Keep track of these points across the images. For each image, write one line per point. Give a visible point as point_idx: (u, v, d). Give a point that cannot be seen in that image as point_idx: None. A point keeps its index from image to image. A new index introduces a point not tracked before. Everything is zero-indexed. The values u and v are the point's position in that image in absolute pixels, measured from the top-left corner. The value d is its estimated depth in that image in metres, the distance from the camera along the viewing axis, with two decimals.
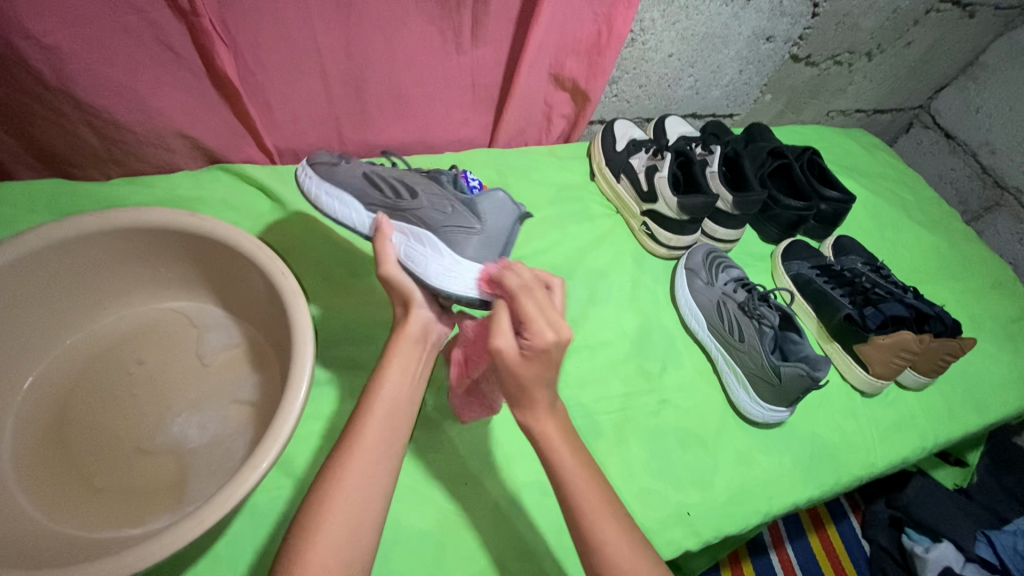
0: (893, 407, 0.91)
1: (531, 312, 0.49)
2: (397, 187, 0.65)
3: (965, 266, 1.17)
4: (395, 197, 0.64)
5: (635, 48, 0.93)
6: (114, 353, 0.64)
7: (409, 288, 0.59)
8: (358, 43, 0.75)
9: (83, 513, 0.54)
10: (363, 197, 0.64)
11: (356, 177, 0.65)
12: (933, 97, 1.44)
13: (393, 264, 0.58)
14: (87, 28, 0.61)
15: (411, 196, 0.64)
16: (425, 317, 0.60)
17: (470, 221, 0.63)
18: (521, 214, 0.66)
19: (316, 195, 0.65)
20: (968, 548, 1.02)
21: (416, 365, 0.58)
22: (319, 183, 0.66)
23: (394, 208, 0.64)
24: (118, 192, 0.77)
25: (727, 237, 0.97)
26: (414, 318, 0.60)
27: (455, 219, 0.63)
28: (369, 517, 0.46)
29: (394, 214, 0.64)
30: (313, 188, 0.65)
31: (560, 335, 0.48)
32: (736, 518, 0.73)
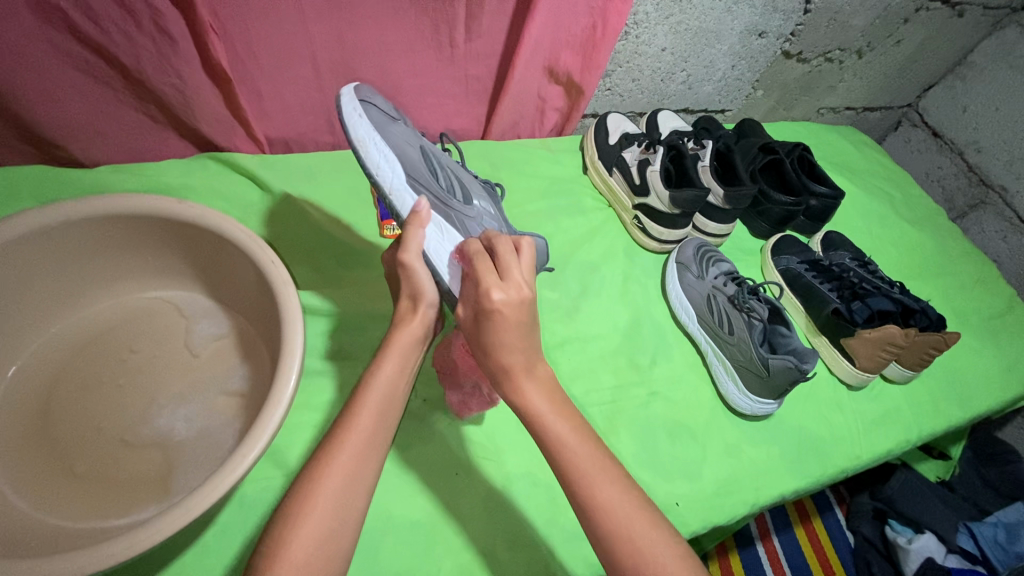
0: (878, 400, 0.92)
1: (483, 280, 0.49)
2: (451, 184, 0.67)
3: (951, 262, 1.19)
4: (446, 192, 0.66)
5: (629, 41, 0.93)
6: (100, 342, 0.63)
7: (427, 283, 0.58)
8: (350, 31, 0.74)
9: (71, 502, 0.53)
10: (414, 171, 0.64)
11: (411, 151, 0.65)
12: (922, 96, 1.46)
13: (416, 256, 0.57)
14: (83, 5, 0.60)
15: (461, 200, 0.67)
16: (432, 318, 0.59)
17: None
18: (546, 263, 0.79)
19: (362, 138, 0.62)
20: (950, 540, 1.05)
21: (413, 362, 0.56)
22: (370, 130, 0.63)
23: (442, 203, 0.65)
24: (104, 179, 0.75)
25: (718, 231, 0.98)
26: (420, 317, 0.58)
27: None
28: (351, 508, 0.46)
29: (440, 207, 0.65)
30: (360, 132, 0.62)
31: (509, 297, 0.48)
32: (724, 508, 0.74)
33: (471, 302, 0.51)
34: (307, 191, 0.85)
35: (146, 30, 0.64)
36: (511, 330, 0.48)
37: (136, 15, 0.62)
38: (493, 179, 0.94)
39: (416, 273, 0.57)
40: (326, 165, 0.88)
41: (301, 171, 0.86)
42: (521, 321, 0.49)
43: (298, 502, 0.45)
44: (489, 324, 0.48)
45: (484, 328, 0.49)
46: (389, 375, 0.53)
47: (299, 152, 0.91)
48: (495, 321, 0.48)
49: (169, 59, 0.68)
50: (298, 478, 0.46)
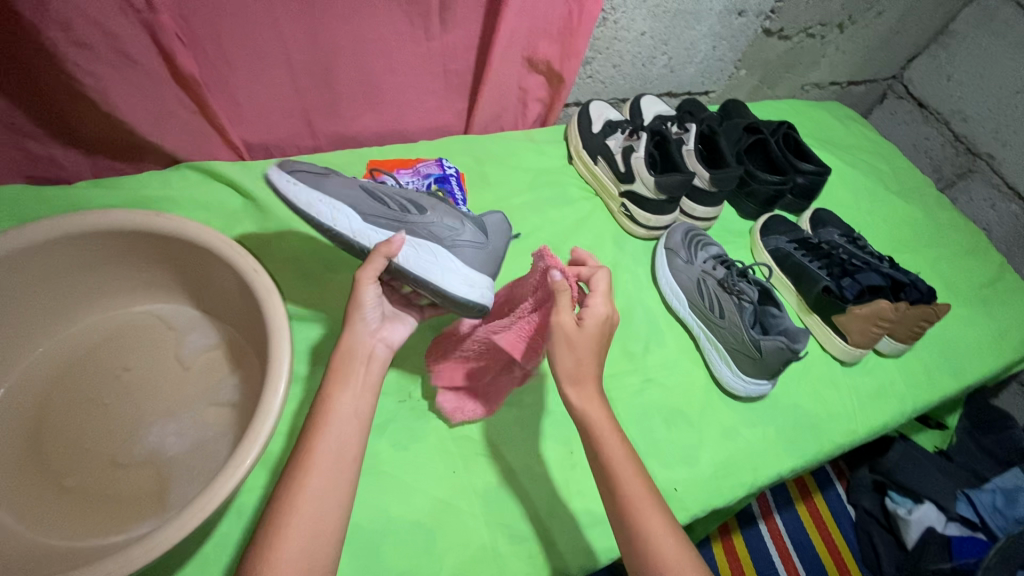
0: (872, 374, 0.92)
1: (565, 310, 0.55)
2: (400, 200, 0.63)
3: (940, 232, 1.19)
4: (401, 212, 0.62)
5: (607, 28, 0.92)
6: (86, 361, 0.63)
7: (367, 301, 0.57)
8: (324, 32, 0.74)
9: (70, 523, 0.53)
10: (366, 206, 0.60)
11: (353, 185, 0.61)
12: (906, 67, 1.45)
13: (373, 277, 0.56)
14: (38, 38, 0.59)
15: (417, 212, 0.63)
16: (366, 330, 0.58)
17: (477, 235, 0.66)
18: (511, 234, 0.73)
19: (304, 198, 0.56)
20: (950, 509, 1.06)
21: (358, 378, 0.55)
22: (307, 190, 0.57)
23: (402, 222, 0.61)
24: (82, 195, 0.75)
25: (705, 215, 0.97)
26: (353, 331, 0.57)
27: (465, 233, 0.65)
28: (340, 509, 0.48)
29: (402, 227, 0.61)
30: (299, 196, 0.56)
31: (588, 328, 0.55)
32: (722, 491, 0.74)
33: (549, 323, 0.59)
34: None
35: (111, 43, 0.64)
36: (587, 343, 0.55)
37: (94, 44, 0.62)
38: (478, 174, 0.94)
39: (366, 296, 0.57)
40: None
41: None
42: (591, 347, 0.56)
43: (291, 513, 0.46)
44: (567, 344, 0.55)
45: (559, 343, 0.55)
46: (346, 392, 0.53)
47: (280, 156, 0.90)
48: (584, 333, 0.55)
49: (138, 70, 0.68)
50: (288, 485, 0.47)
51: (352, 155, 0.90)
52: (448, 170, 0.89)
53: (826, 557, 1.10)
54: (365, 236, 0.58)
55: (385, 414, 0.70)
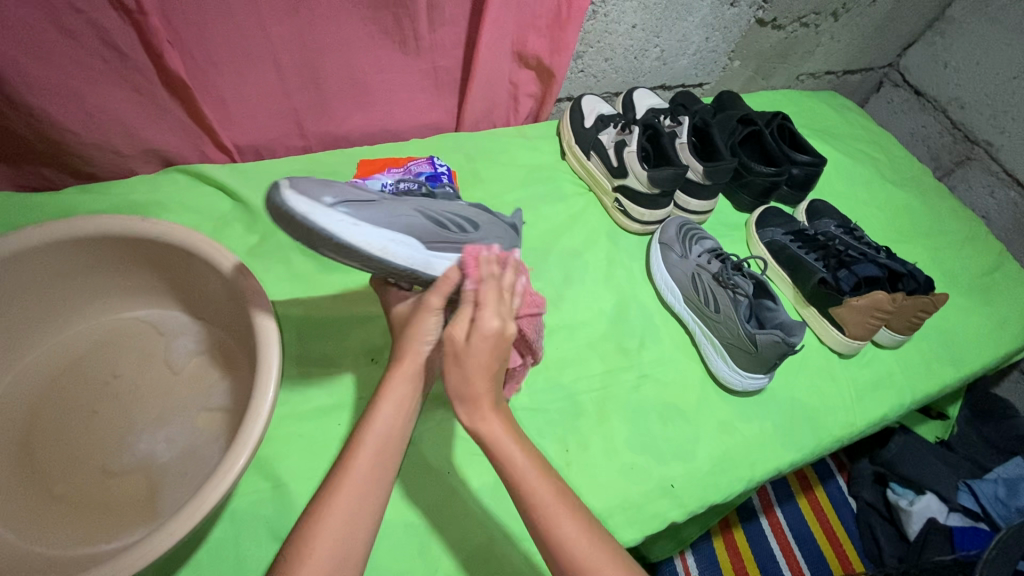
0: (870, 366, 0.92)
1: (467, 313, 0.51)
2: (449, 217, 0.58)
3: (938, 221, 1.18)
4: (459, 230, 0.59)
5: (598, 21, 0.91)
6: (75, 368, 0.62)
7: (430, 327, 0.56)
8: (309, 31, 0.73)
9: (60, 531, 0.53)
10: (425, 233, 0.55)
11: (402, 210, 0.54)
12: (902, 55, 1.44)
13: (440, 303, 0.55)
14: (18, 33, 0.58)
15: (471, 226, 0.61)
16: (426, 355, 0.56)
17: (513, 235, 0.68)
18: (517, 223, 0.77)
19: (371, 241, 0.49)
20: (950, 498, 1.05)
21: (409, 401, 0.54)
22: (375, 232, 0.50)
23: (462, 243, 0.59)
24: (70, 201, 0.74)
25: (700, 208, 0.96)
26: (414, 355, 0.56)
27: (508, 239, 0.66)
28: (370, 514, 0.48)
29: (463, 248, 0.59)
30: (372, 242, 0.49)
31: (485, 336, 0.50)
32: (719, 487, 0.74)
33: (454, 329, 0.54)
34: None
35: (93, 47, 0.63)
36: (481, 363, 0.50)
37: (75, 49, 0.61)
38: (470, 171, 0.93)
39: (431, 324, 0.56)
40: (297, 169, 0.86)
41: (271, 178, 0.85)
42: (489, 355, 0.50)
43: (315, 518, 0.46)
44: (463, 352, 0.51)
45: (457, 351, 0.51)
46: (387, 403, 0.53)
47: (269, 158, 0.89)
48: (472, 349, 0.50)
49: (122, 74, 0.67)
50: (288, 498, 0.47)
51: (342, 155, 0.90)
52: (439, 168, 0.88)
53: (828, 551, 1.09)
54: (437, 268, 0.55)
55: None
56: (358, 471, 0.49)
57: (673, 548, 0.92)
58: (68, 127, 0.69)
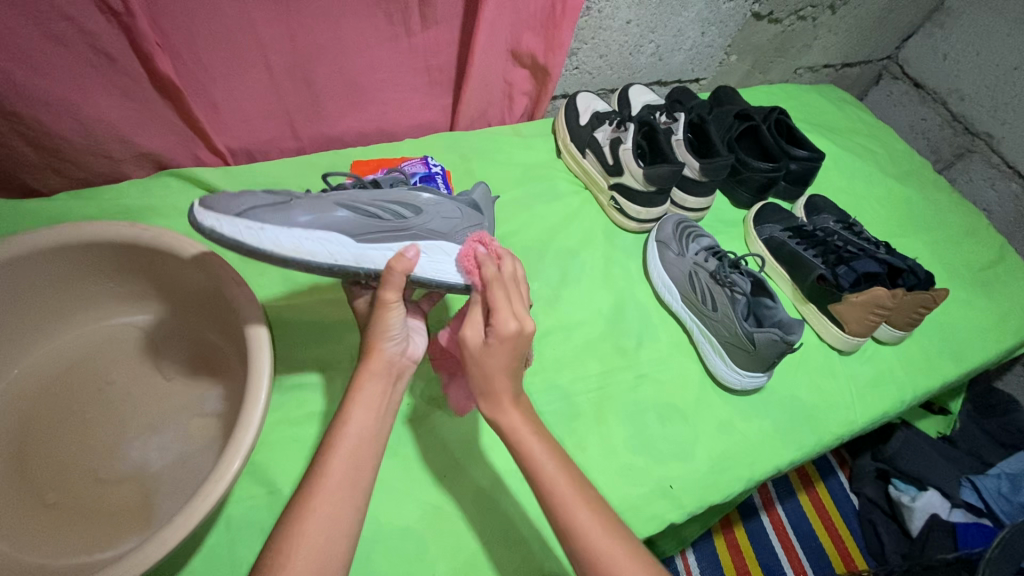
0: (870, 362, 0.91)
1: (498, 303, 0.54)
2: (382, 206, 0.56)
3: (938, 215, 1.17)
4: (396, 218, 0.57)
5: (592, 17, 0.90)
6: (66, 376, 0.62)
7: (392, 323, 0.57)
8: (300, 33, 0.72)
9: (52, 541, 0.52)
10: (354, 226, 0.54)
11: (326, 204, 0.53)
12: (901, 47, 1.43)
13: (397, 297, 0.56)
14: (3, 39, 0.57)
15: (413, 212, 0.59)
16: (391, 353, 0.57)
17: (475, 215, 0.65)
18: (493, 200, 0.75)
19: (291, 246, 0.49)
20: (954, 495, 1.05)
21: (382, 405, 0.55)
22: (291, 230, 0.49)
23: (401, 230, 0.57)
24: (62, 207, 0.73)
25: (697, 205, 0.95)
26: (378, 354, 0.56)
27: (465, 220, 0.63)
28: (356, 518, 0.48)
29: (402, 236, 0.58)
30: (287, 241, 0.49)
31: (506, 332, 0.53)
32: (719, 487, 0.73)
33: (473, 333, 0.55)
34: None
35: (82, 51, 0.63)
36: (500, 356, 0.53)
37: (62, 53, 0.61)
38: (464, 171, 0.92)
39: (389, 321, 0.57)
40: (290, 172, 0.86)
41: (264, 180, 0.84)
42: (512, 350, 0.54)
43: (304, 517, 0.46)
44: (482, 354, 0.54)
45: (479, 357, 0.54)
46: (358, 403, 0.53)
47: (262, 160, 0.89)
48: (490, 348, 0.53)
49: (112, 78, 0.67)
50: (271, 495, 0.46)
51: (336, 156, 0.89)
52: (433, 168, 0.87)
53: (829, 547, 1.09)
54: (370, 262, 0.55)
55: None
56: (337, 471, 0.49)
57: (673, 547, 0.91)
58: (58, 133, 0.68)
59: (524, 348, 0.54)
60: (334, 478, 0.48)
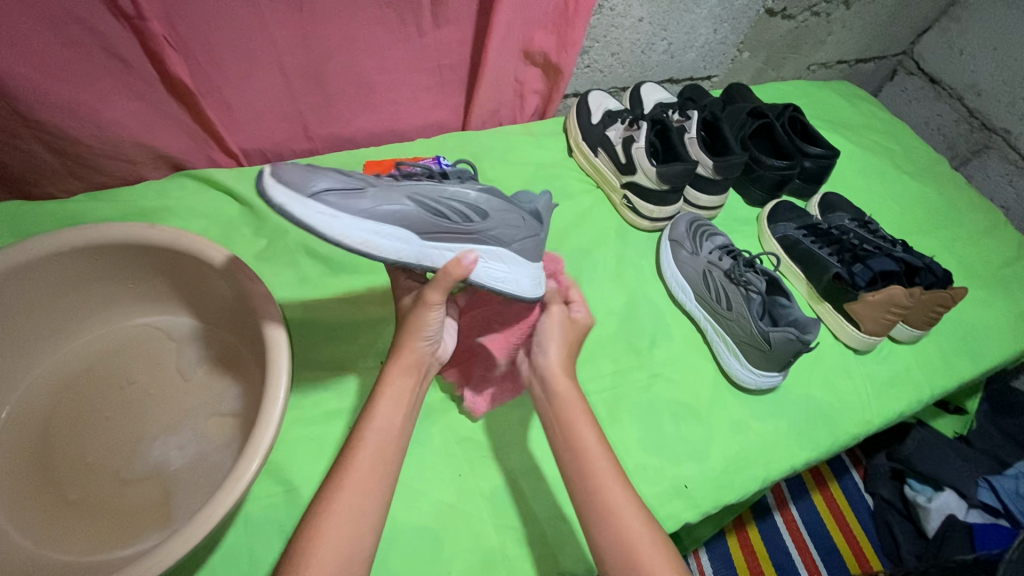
0: (886, 362, 0.90)
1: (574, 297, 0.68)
2: (455, 205, 0.54)
3: (955, 212, 1.15)
4: (462, 221, 0.55)
5: (604, 15, 0.90)
6: (87, 376, 0.63)
7: (431, 324, 0.57)
8: (313, 34, 0.72)
9: (75, 539, 0.53)
10: (420, 224, 0.52)
11: (396, 197, 0.51)
12: (916, 42, 1.41)
13: (441, 299, 0.56)
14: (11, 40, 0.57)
15: (479, 217, 0.56)
16: (424, 351, 0.58)
17: (536, 226, 0.61)
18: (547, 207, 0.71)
19: (357, 238, 0.48)
20: (970, 495, 1.04)
21: (409, 397, 0.56)
22: (357, 221, 0.48)
23: (464, 233, 0.55)
24: (80, 209, 0.74)
25: (710, 204, 0.95)
26: (412, 351, 0.57)
27: (529, 230, 0.60)
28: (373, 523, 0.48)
29: (465, 239, 0.56)
30: (354, 233, 0.48)
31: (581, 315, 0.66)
32: (734, 486, 0.73)
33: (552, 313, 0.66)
34: None
35: (99, 52, 0.63)
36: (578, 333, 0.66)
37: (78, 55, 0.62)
38: (476, 171, 0.92)
39: (428, 321, 0.56)
40: None
41: None
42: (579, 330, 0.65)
43: (326, 516, 0.47)
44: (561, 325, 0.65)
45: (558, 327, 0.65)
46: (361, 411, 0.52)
47: (276, 162, 0.89)
48: (577, 324, 0.66)
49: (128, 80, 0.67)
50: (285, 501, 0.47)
51: (348, 157, 0.89)
52: (446, 168, 0.87)
53: (844, 548, 1.08)
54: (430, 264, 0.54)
55: None
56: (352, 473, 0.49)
57: (687, 547, 0.91)
58: (76, 136, 0.69)
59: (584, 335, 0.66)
60: (355, 476, 0.49)
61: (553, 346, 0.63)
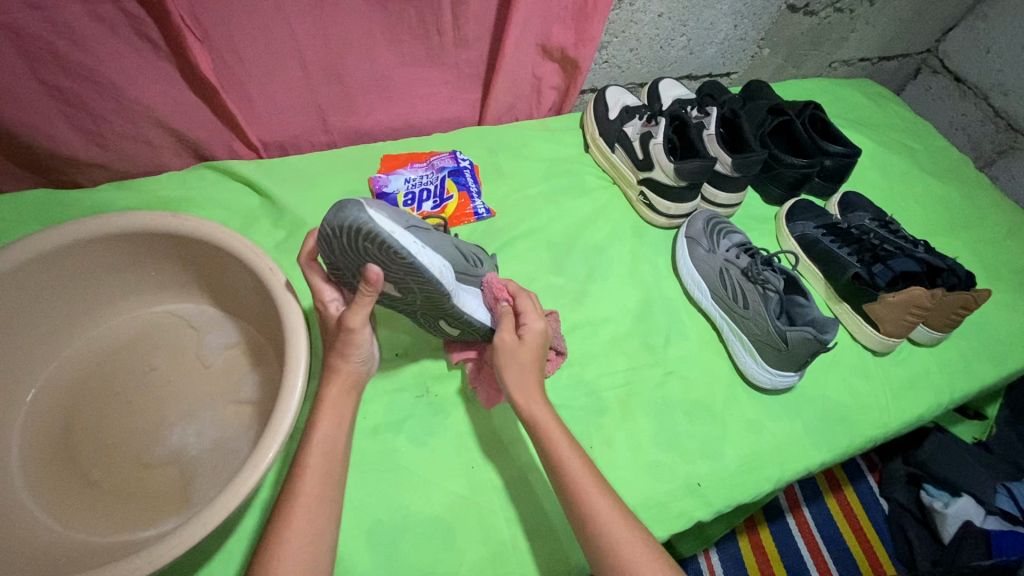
0: (905, 364, 0.89)
1: (527, 309, 0.62)
2: (465, 252, 0.64)
3: (980, 214, 1.13)
4: (472, 266, 0.63)
5: (623, 10, 0.90)
6: (109, 361, 0.64)
7: (356, 346, 0.56)
8: (333, 25, 0.73)
9: (97, 520, 0.54)
10: (457, 266, 0.59)
11: (440, 241, 0.58)
12: (941, 40, 1.38)
13: (361, 322, 0.54)
14: (47, 11, 0.59)
15: (478, 266, 0.65)
16: (353, 368, 0.57)
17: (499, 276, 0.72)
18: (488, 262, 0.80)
19: (435, 265, 0.51)
20: (988, 502, 1.01)
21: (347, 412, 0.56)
22: (435, 256, 0.52)
23: (475, 277, 0.63)
24: (105, 198, 0.76)
25: (728, 201, 0.94)
26: (343, 371, 0.57)
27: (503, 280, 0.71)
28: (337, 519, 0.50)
29: (475, 282, 0.64)
30: (437, 265, 0.51)
31: (533, 331, 0.61)
32: (747, 487, 0.73)
33: (505, 339, 0.60)
34: (306, 192, 0.84)
35: (127, 36, 0.64)
36: (530, 354, 0.60)
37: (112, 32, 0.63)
38: (492, 165, 0.92)
39: (357, 339, 0.55)
40: (321, 165, 0.87)
41: (296, 173, 0.85)
42: (537, 349, 0.61)
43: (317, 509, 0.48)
44: (516, 351, 0.60)
45: (514, 354, 0.59)
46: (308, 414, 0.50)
47: (295, 154, 0.90)
48: (523, 343, 0.60)
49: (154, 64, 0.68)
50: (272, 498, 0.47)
51: (366, 150, 0.90)
52: (462, 162, 0.90)
53: (857, 553, 1.07)
54: (463, 303, 0.58)
55: (400, 411, 0.70)
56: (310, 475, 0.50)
57: (696, 547, 0.91)
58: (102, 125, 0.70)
59: (544, 350, 0.62)
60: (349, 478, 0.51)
61: (512, 373, 0.59)
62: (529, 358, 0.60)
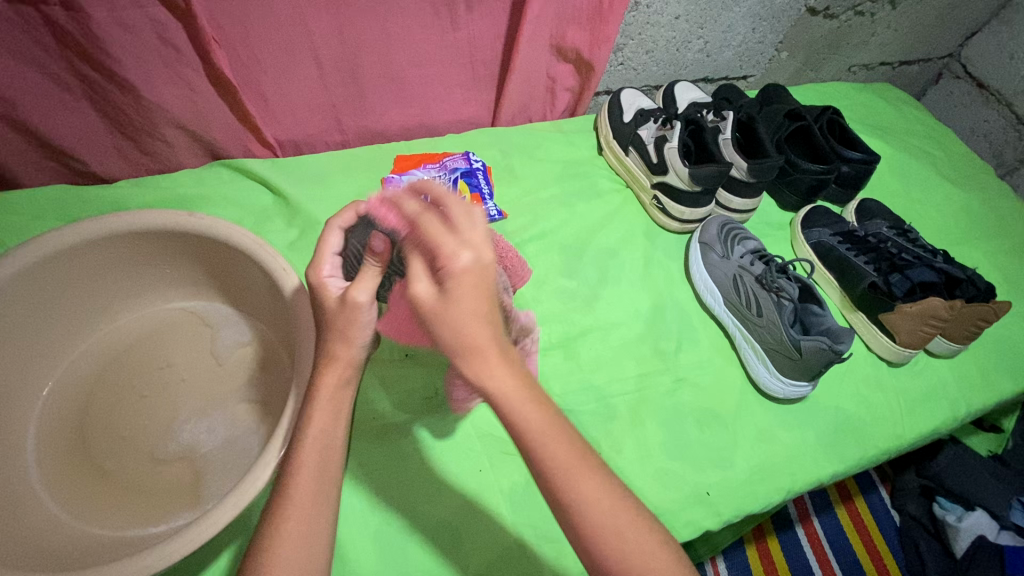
0: (922, 375, 0.87)
1: (433, 228, 0.43)
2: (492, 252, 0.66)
3: (1001, 223, 1.11)
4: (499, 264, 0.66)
5: (640, 12, 0.89)
6: (124, 358, 0.65)
7: (362, 326, 0.49)
8: (351, 26, 0.73)
9: (110, 514, 0.55)
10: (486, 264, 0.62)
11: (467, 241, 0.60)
12: (964, 45, 1.35)
13: (368, 297, 0.49)
14: (70, 16, 0.59)
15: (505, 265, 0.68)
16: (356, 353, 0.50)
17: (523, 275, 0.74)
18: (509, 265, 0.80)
19: None
20: (1002, 516, 1.00)
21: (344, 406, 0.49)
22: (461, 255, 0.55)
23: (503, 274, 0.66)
24: (121, 195, 0.77)
25: (743, 207, 0.93)
26: (342, 356, 0.49)
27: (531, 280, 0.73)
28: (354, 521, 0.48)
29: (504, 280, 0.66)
30: None
31: (458, 258, 0.42)
32: (757, 497, 0.72)
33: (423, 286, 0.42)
34: (320, 191, 0.84)
35: (149, 40, 0.64)
36: (460, 299, 0.41)
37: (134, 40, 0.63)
38: (505, 167, 0.92)
39: (361, 317, 0.49)
40: (335, 164, 0.87)
41: (309, 172, 0.85)
42: (473, 290, 0.42)
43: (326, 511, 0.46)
44: (439, 304, 0.42)
45: (438, 307, 0.42)
46: (321, 413, 0.48)
47: (309, 153, 0.90)
48: (451, 296, 0.41)
49: (174, 69, 0.68)
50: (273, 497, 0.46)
51: (380, 150, 0.90)
52: (474, 164, 0.89)
53: (866, 564, 1.06)
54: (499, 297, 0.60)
55: (410, 412, 0.70)
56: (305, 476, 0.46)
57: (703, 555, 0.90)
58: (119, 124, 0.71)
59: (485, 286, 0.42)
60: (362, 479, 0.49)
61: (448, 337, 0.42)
62: (465, 312, 0.41)
